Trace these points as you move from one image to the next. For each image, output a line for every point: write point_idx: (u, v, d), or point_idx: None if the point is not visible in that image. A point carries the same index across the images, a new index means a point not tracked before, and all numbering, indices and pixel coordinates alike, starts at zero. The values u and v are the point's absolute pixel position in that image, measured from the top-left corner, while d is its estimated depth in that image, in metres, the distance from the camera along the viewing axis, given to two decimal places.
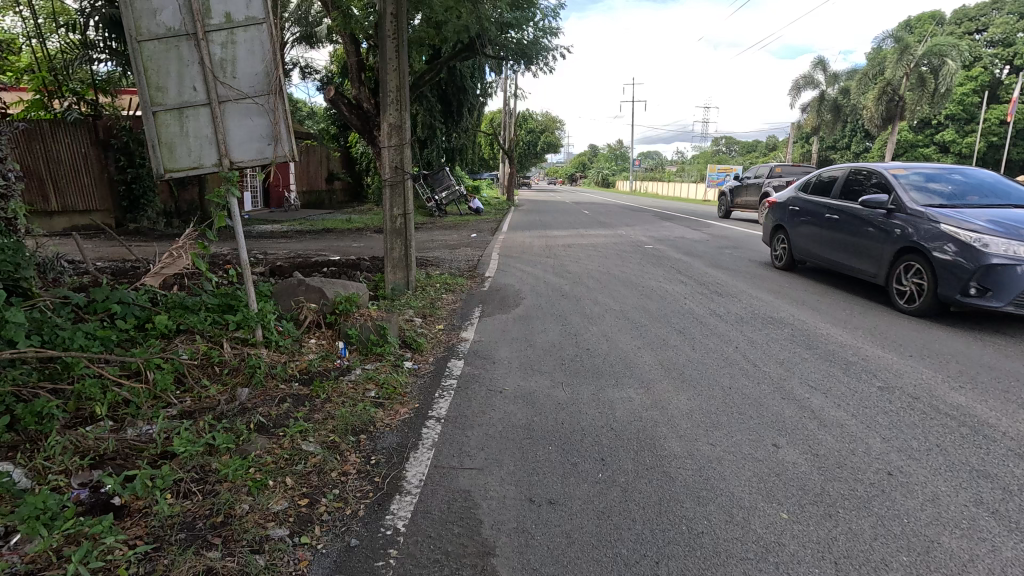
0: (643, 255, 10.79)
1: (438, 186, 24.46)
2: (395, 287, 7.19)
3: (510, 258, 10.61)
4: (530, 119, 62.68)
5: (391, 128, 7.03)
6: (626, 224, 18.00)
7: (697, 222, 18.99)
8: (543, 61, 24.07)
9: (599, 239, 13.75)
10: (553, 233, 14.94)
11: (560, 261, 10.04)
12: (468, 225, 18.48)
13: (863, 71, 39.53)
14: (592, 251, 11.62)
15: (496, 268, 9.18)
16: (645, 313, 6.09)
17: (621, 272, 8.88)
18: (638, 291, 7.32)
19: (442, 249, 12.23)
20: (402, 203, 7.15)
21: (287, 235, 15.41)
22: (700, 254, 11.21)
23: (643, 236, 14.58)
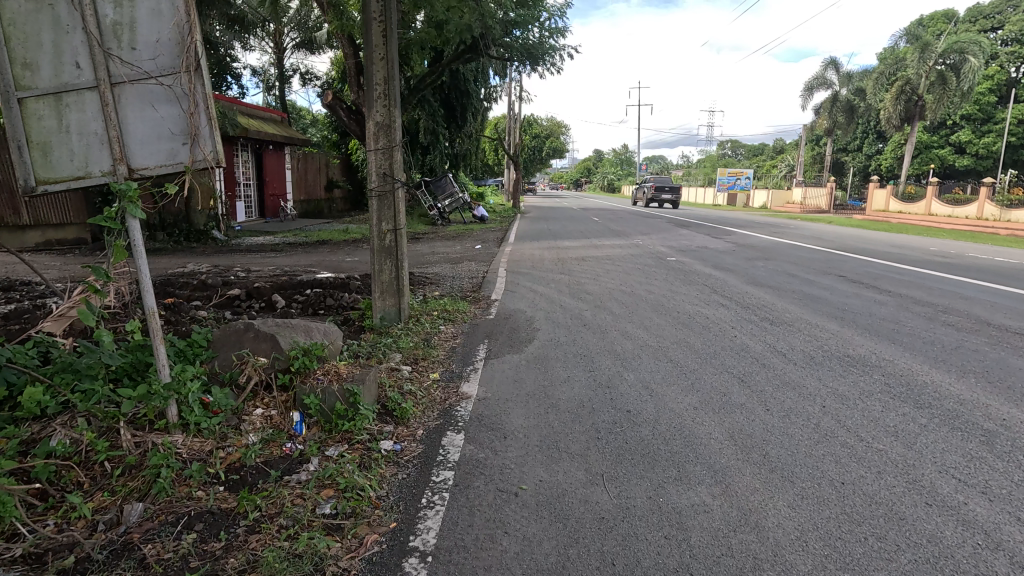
0: (668, 269, 9.65)
1: (440, 194, 23.43)
2: (385, 316, 6.07)
3: (519, 274, 9.50)
4: (535, 123, 61.83)
5: (378, 128, 5.91)
6: (641, 232, 16.83)
7: (715, 230, 17.79)
8: (549, 62, 23.01)
9: (615, 249, 12.62)
10: (564, 243, 13.81)
11: (577, 277, 8.89)
12: (472, 235, 17.40)
13: (880, 70, 38.30)
14: (610, 264, 10.49)
15: (503, 288, 8.05)
16: (690, 351, 4.96)
17: (648, 291, 7.73)
18: (675, 317, 6.17)
19: (445, 264, 11.13)
20: (392, 218, 6.02)
21: (279, 248, 14.38)
22: (730, 267, 10.05)
23: (662, 245, 13.43)
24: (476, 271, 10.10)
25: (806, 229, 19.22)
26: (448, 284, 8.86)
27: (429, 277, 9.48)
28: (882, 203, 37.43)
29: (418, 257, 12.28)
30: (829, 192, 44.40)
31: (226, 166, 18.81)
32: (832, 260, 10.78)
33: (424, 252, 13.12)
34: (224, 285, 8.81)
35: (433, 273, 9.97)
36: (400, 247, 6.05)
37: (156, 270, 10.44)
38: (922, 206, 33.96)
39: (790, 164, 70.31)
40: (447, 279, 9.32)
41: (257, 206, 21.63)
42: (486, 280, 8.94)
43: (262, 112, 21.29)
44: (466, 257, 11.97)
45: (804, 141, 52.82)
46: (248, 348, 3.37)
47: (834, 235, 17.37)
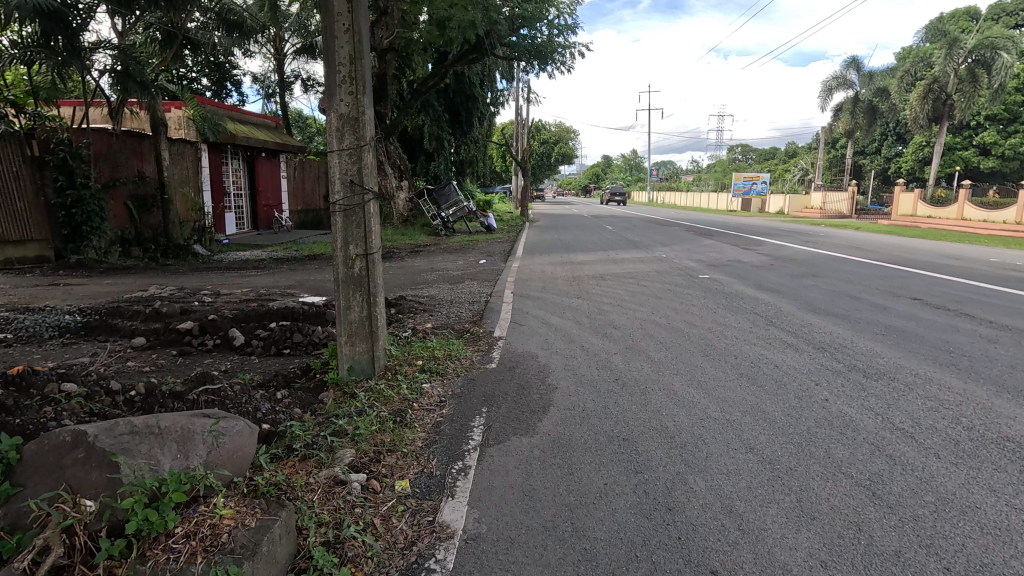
0: (703, 291, 8.20)
1: (444, 203, 22.15)
2: (356, 366, 4.67)
3: (529, 297, 8.07)
4: (543, 129, 60.61)
5: (342, 121, 4.51)
6: (661, 243, 15.36)
7: (741, 240, 16.30)
8: (558, 62, 21.67)
9: (637, 264, 11.19)
10: (578, 257, 12.40)
11: (598, 303, 7.45)
12: (477, 247, 16.04)
13: (905, 68, 36.63)
14: (633, 283, 9.06)
15: (507, 319, 6.64)
16: (772, 427, 3.49)
17: (686, 322, 6.31)
18: (735, 368, 4.71)
19: (444, 283, 9.76)
20: (362, 239, 4.61)
21: (264, 264, 13.08)
22: (776, 287, 8.57)
23: (688, 259, 11.98)
24: (477, 293, 8.69)
25: (839, 236, 17.67)
26: (444, 312, 7.46)
27: (424, 302, 8.12)
28: (909, 208, 35.60)
29: (415, 275, 10.92)
30: (850, 196, 42.64)
31: (214, 175, 17.62)
32: (892, 277, 9.27)
33: (422, 269, 11.79)
34: (180, 314, 7.48)
35: (427, 296, 8.59)
36: (373, 276, 4.65)
37: (114, 293, 9.16)
38: (953, 210, 32.09)
39: (804, 167, 68.62)
40: (443, 305, 7.93)
41: (250, 217, 20.42)
42: (488, 306, 7.53)
43: (254, 118, 20.09)
44: (469, 275, 10.59)
45: (822, 144, 51.13)
46: (68, 481, 2.00)
47: (874, 243, 15.82)
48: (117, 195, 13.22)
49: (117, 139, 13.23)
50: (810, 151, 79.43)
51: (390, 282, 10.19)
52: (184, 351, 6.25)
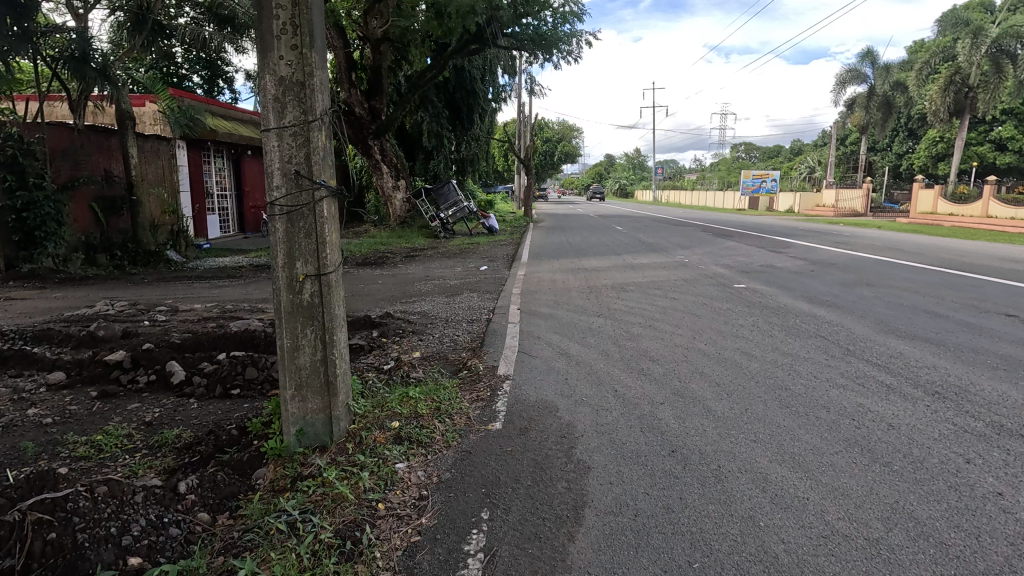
0: (746, 305, 6.90)
1: (443, 203, 20.97)
2: (310, 430, 3.38)
3: (538, 313, 6.76)
4: (545, 127, 59.19)
5: (283, 89, 3.19)
6: (679, 245, 14.08)
7: (765, 240, 15.04)
8: (564, 52, 20.40)
9: (659, 271, 9.87)
10: (591, 263, 11.12)
11: (625, 322, 6.13)
12: (478, 252, 14.75)
13: (924, 60, 35.24)
14: (660, 295, 7.73)
15: (515, 346, 5.34)
16: (953, 561, 2.17)
17: (741, 350, 5.00)
18: (837, 429, 3.35)
19: (440, 295, 8.48)
20: (313, 253, 3.29)
21: (241, 272, 11.78)
22: (830, 299, 7.27)
23: (716, 264, 10.66)
24: (477, 307, 7.43)
25: (868, 236, 16.36)
26: (438, 335, 6.15)
27: (413, 321, 6.84)
28: (928, 205, 34.17)
29: (408, 285, 9.66)
30: (864, 194, 41.22)
31: (194, 175, 16.39)
32: (960, 285, 7.97)
33: (416, 277, 10.52)
34: (120, 339, 6.21)
35: (419, 313, 7.31)
36: (328, 306, 3.33)
37: (55, 309, 7.89)
38: (977, 207, 30.66)
39: (811, 165, 67.25)
40: (438, 325, 6.63)
41: (237, 219, 19.19)
42: (491, 327, 6.24)
43: (241, 114, 18.85)
44: (469, 284, 9.31)
45: (833, 140, 49.71)
46: None
47: (910, 243, 14.50)
48: (79, 197, 11.93)
49: (79, 134, 12.00)
50: (817, 148, 77.94)
51: (379, 293, 8.90)
52: (107, 392, 4.94)
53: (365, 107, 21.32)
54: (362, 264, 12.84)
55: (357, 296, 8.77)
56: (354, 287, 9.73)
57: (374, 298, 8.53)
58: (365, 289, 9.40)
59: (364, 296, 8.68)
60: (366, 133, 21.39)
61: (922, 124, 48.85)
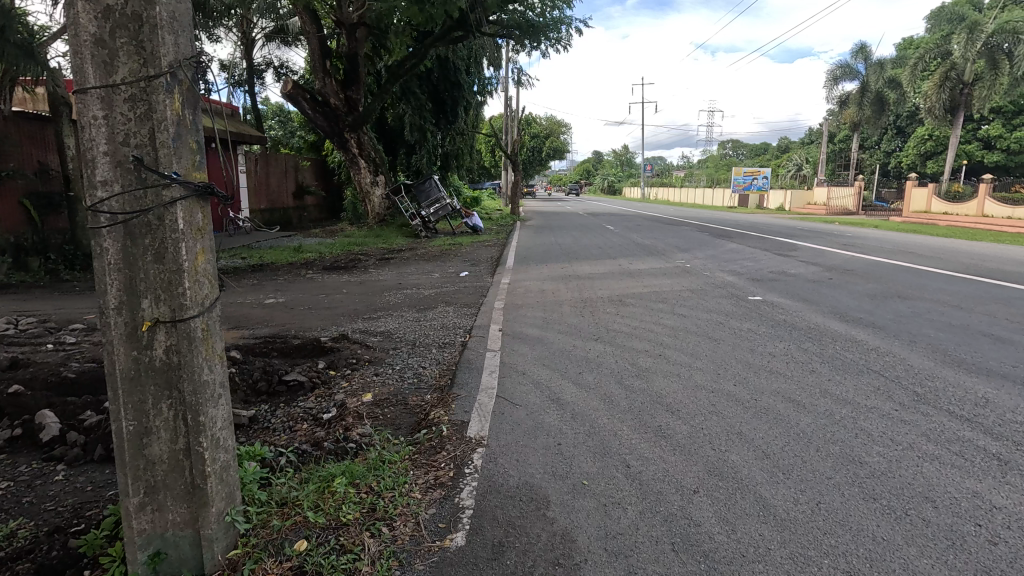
0: (769, 326, 5.84)
1: (423, 200, 19.68)
2: (171, 554, 2.20)
3: (523, 335, 5.62)
4: (534, 123, 58.04)
5: (108, 23, 1.97)
6: (678, 248, 13.06)
7: (768, 242, 14.07)
8: (553, 40, 19.25)
9: (660, 279, 8.78)
10: (584, 269, 9.99)
11: (630, 350, 5.00)
12: (461, 254, 13.59)
13: (919, 56, 34.61)
14: (665, 310, 6.62)
15: (494, 388, 4.20)
16: None
17: (781, 395, 3.93)
18: (966, 548, 2.25)
19: (409, 310, 7.32)
20: (166, 287, 2.09)
21: None
22: (864, 317, 6.24)
23: (722, 271, 9.58)
24: (450, 327, 6.31)
25: (873, 238, 15.50)
26: (399, 367, 5.00)
27: (372, 347, 5.69)
28: (922, 204, 33.55)
29: (375, 295, 8.47)
30: (856, 192, 40.71)
31: None
32: (1005, 298, 6.99)
33: (387, 286, 9.36)
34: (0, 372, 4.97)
35: (381, 335, 6.16)
36: (193, 369, 2.13)
37: None
38: (972, 206, 30.06)
39: (799, 162, 66.92)
40: (402, 352, 5.48)
41: None
42: (464, 356, 5.09)
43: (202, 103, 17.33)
44: (445, 295, 8.16)
45: (825, 137, 49.13)
46: None
47: (920, 245, 13.61)
48: (6, 193, 10.54)
49: (5, 122, 10.63)
50: (804, 146, 78.19)
51: (340, 307, 7.73)
52: None
53: (342, 98, 19.97)
54: (330, 269, 11.61)
55: (314, 311, 7.58)
56: (313, 296, 8.53)
57: (332, 314, 7.34)
58: (325, 301, 8.20)
59: (321, 312, 7.49)
60: (343, 125, 20.03)
61: (912, 122, 48.55)
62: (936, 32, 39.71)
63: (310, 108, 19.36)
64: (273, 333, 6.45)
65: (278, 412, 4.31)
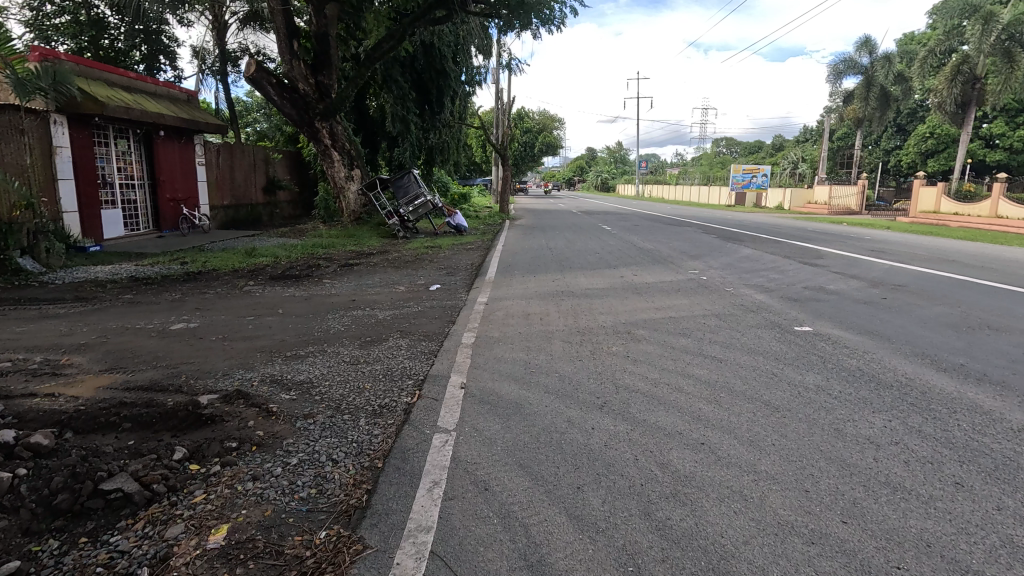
0: (840, 382, 4.14)
1: (401, 196, 17.78)
2: None
3: (494, 398, 3.85)
4: (526, 118, 56.30)
5: None
6: (687, 254, 11.38)
7: (786, 247, 12.45)
8: (546, 20, 17.43)
9: (674, 299, 7.06)
10: (579, 282, 8.23)
11: (655, 436, 3.25)
12: (437, 260, 11.82)
13: (930, 48, 33.16)
14: (689, 351, 4.90)
15: (432, 526, 2.45)
16: None
17: (929, 553, 2.22)
18: None
19: (349, 345, 5.50)
20: None
21: (107, 289, 8.67)
22: (963, 364, 4.54)
23: (746, 288, 7.90)
24: (396, 378, 4.51)
25: (898, 244, 13.91)
26: (297, 461, 3.19)
27: (275, 416, 3.88)
28: (931, 204, 32.07)
29: (315, 320, 6.65)
30: (858, 191, 39.44)
31: (83, 160, 13.00)
32: None
33: (337, 304, 7.56)
34: None
35: (296, 392, 4.34)
36: None
37: None
38: (985, 206, 28.50)
39: (795, 160, 65.68)
40: (314, 428, 3.67)
41: (150, 214, 15.87)
42: (399, 442, 3.31)
43: (151, 85, 15.33)
44: (403, 322, 6.37)
45: (826, 134, 47.72)
46: None
47: (955, 252, 12.07)
48: None
49: None
50: (800, 144, 76.76)
51: (265, 339, 5.93)
52: None
53: (312, 83, 18.03)
54: (278, 278, 9.78)
55: (227, 345, 5.74)
56: (237, 320, 6.71)
57: (248, 350, 5.52)
58: (249, 327, 6.38)
59: (236, 347, 5.67)
60: (313, 114, 18.11)
61: (912, 119, 47.32)
62: (944, 25, 38.24)
63: (276, 95, 17.41)
64: (153, 385, 4.63)
65: (63, 565, 2.47)
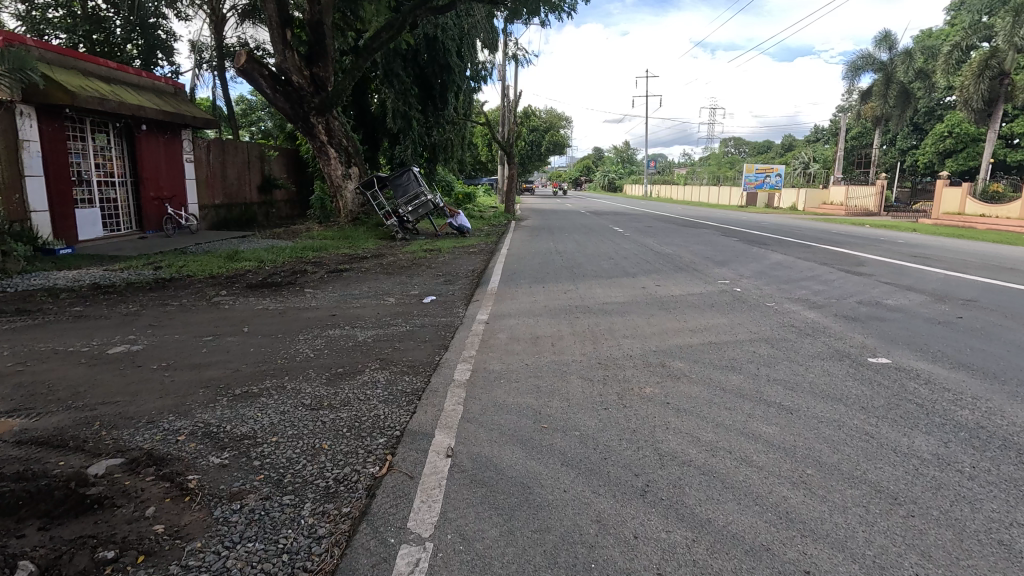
0: (962, 447, 3.06)
1: (400, 195, 16.64)
2: None
3: (493, 480, 2.76)
4: (533, 116, 55.15)
5: None
6: (712, 260, 10.29)
7: (819, 252, 11.33)
8: (556, 8, 16.34)
9: (710, 318, 5.96)
10: (595, 295, 7.14)
11: (731, 557, 2.18)
12: (436, 265, 10.75)
13: (955, 43, 31.82)
14: (747, 396, 3.79)
15: None
16: None
17: None
18: None
19: (316, 380, 4.42)
20: None
21: (60, 299, 7.67)
22: None
23: (790, 303, 6.78)
24: (365, 435, 3.42)
25: (936, 249, 12.75)
26: None
27: (189, 497, 2.81)
28: (955, 205, 30.68)
29: (284, 342, 5.57)
30: (877, 191, 38.07)
31: (56, 155, 12.06)
32: None
33: (315, 320, 6.49)
34: None
35: (231, 455, 3.26)
36: None
37: None
38: (1015, 208, 27.13)
39: (806, 160, 64.27)
40: (235, 522, 2.59)
41: (133, 214, 14.92)
42: (349, 560, 2.24)
43: (133, 76, 14.40)
44: (387, 346, 5.28)
45: (841, 133, 46.33)
46: None
47: (1006, 258, 10.91)
48: None
49: None
50: (812, 143, 75.15)
51: (217, 367, 4.86)
52: None
53: (306, 75, 16.99)
54: (256, 286, 8.71)
55: (169, 375, 4.69)
56: (192, 341, 5.65)
57: (191, 385, 4.46)
58: (202, 352, 5.31)
59: (179, 379, 4.61)
60: (308, 108, 17.10)
61: (930, 118, 45.92)
62: (968, 19, 36.81)
63: (269, 88, 16.41)
64: (53, 436, 3.58)
65: None
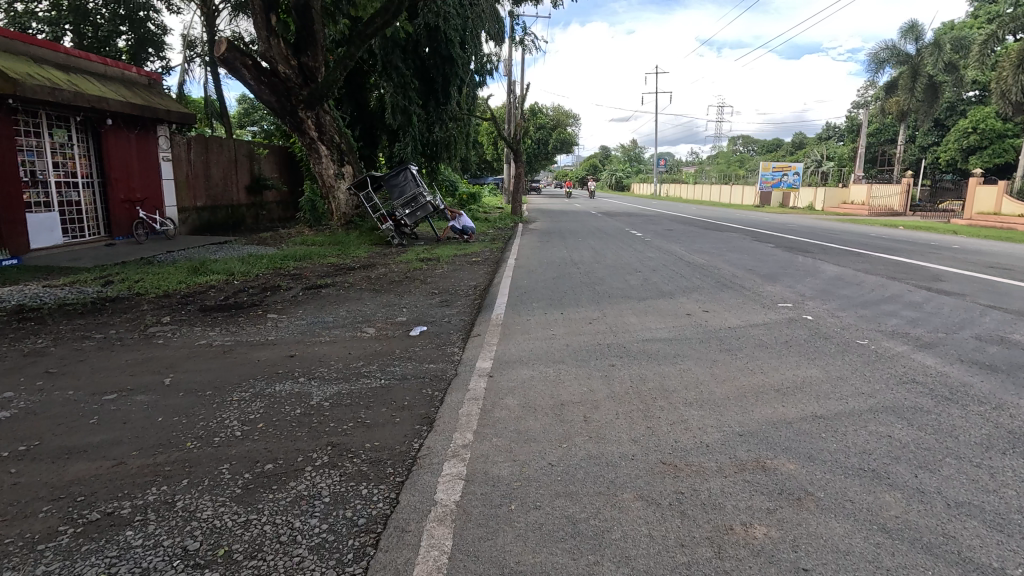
0: None
1: (397, 197, 15.11)
2: None
3: None
4: (541, 113, 53.59)
5: None
6: (758, 275, 8.71)
7: (880, 263, 9.71)
8: None
9: (797, 369, 4.34)
10: (629, 327, 5.57)
11: None
12: (432, 280, 9.20)
13: (990, 33, 30.02)
14: (935, 552, 2.20)
15: None
16: None
17: None
18: None
19: (223, 493, 2.85)
20: None
21: None
22: None
23: (889, 340, 5.15)
24: None
25: (1008, 257, 11.12)
26: None
27: None
28: (989, 205, 28.72)
29: (208, 406, 4.00)
30: (903, 190, 36.20)
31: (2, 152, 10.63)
32: None
33: (264, 365, 4.91)
34: None
35: None
36: None
37: None
38: None
39: (819, 158, 62.52)
40: None
41: (101, 218, 13.46)
42: None
43: (97, 64, 12.99)
44: (347, 419, 3.68)
45: (862, 130, 44.51)
46: None
47: None
48: None
49: None
50: (824, 141, 73.31)
51: (92, 458, 3.29)
52: None
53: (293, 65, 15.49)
54: (212, 309, 7.17)
55: (12, 474, 3.12)
56: (84, 404, 4.09)
57: (35, 496, 2.89)
58: (87, 426, 3.73)
59: (25, 482, 3.04)
60: (296, 101, 15.60)
61: (953, 113, 44.10)
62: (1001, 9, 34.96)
63: (253, 79, 14.91)
64: None
65: None
